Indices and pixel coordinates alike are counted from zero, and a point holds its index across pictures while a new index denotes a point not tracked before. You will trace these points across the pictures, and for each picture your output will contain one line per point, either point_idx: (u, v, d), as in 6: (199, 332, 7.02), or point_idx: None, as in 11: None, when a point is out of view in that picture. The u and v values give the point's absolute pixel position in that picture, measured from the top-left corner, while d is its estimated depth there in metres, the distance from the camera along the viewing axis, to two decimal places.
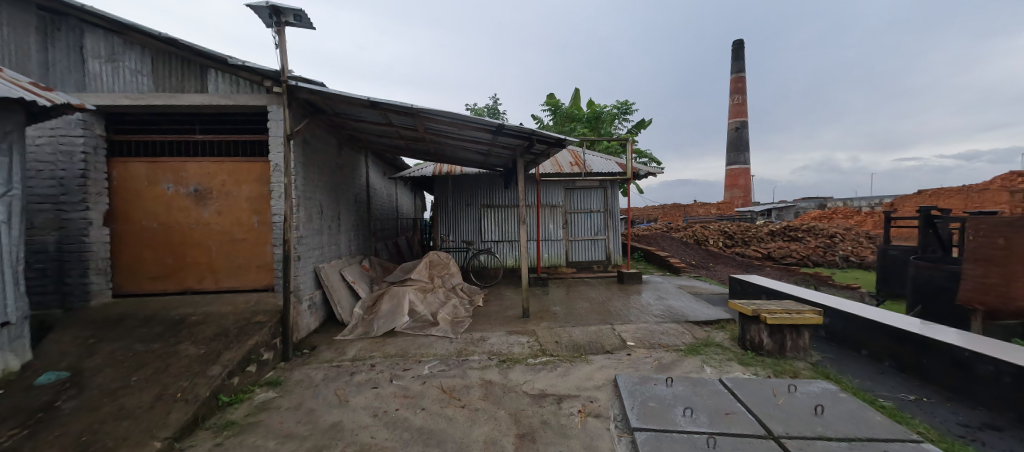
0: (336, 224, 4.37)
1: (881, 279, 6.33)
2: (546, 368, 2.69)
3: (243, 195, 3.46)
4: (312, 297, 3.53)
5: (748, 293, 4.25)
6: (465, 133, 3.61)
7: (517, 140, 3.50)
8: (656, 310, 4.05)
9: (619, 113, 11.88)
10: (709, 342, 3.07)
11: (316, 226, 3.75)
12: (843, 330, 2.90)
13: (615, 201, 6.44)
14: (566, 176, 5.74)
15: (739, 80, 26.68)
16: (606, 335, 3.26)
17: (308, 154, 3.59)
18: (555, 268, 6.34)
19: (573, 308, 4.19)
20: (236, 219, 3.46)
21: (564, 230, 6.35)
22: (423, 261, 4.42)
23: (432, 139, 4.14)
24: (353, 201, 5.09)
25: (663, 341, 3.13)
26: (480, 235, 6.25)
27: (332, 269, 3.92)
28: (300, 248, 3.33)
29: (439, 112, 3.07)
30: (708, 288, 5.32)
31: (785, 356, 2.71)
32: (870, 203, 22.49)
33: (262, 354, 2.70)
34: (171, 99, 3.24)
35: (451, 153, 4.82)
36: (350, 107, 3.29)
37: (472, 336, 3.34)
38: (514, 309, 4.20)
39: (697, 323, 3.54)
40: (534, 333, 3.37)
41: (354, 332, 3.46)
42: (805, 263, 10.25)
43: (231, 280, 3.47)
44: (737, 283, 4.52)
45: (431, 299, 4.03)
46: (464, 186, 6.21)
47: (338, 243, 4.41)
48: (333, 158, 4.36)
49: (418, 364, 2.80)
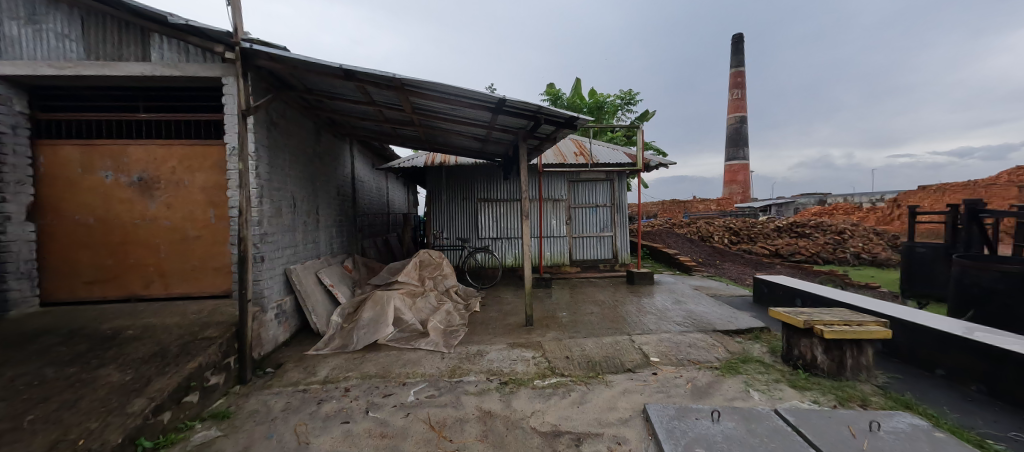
0: (313, 219, 3.85)
1: (908, 279, 6.00)
2: (557, 394, 2.21)
3: (197, 184, 2.93)
4: (281, 304, 3.03)
5: (779, 298, 3.78)
6: (459, 112, 3.07)
7: (521, 120, 2.97)
8: (675, 315, 3.58)
9: (622, 104, 11.38)
10: (747, 359, 2.60)
11: (285, 222, 3.23)
12: (909, 345, 2.44)
13: (623, 195, 5.94)
14: (570, 167, 5.24)
15: (739, 75, 26.31)
16: (626, 349, 2.79)
17: (274, 137, 3.06)
18: (557, 267, 5.86)
19: (583, 314, 3.71)
20: (189, 213, 2.93)
21: (567, 226, 5.86)
22: (413, 262, 3.88)
23: (421, 122, 3.61)
24: (335, 195, 4.57)
25: (692, 357, 2.65)
26: (477, 232, 5.74)
27: (307, 271, 3.40)
28: (263, 247, 2.81)
29: (426, 84, 2.54)
30: (728, 290, 4.86)
31: (844, 378, 2.26)
32: (872, 199, 22.19)
33: (209, 378, 2.18)
34: (103, 69, 2.66)
35: (444, 139, 4.28)
36: (321, 79, 2.74)
37: (468, 350, 2.85)
38: (516, 316, 3.71)
39: (727, 332, 3.08)
40: (540, 346, 2.89)
41: (331, 346, 2.96)
42: (814, 260, 9.86)
43: (184, 286, 2.95)
44: (763, 285, 4.06)
45: (422, 305, 3.53)
46: (460, 177, 5.69)
47: (317, 242, 3.90)
48: (310, 144, 3.83)
49: (402, 388, 2.31)
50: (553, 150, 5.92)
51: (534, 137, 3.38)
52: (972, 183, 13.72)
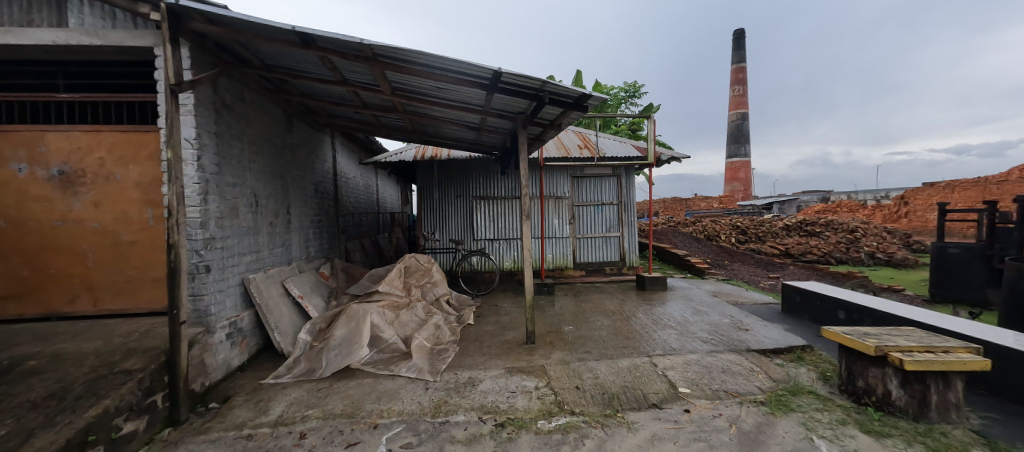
0: (283, 220, 3.37)
1: (937, 283, 5.57)
2: (569, 442, 1.71)
3: (132, 179, 2.44)
4: (235, 321, 2.55)
5: (817, 309, 3.31)
6: (445, 91, 2.56)
7: (521, 100, 2.46)
8: (699, 329, 3.11)
9: (626, 97, 10.89)
10: (797, 390, 2.14)
11: (243, 224, 2.74)
12: (1006, 376, 1.96)
13: (631, 191, 5.45)
14: (575, 162, 4.75)
15: (739, 71, 25.92)
16: (649, 377, 2.30)
17: (226, 122, 2.56)
18: (560, 271, 5.39)
19: (591, 327, 3.23)
20: (122, 213, 2.44)
21: (570, 225, 5.38)
22: (396, 269, 3.39)
23: (404, 107, 3.11)
24: (312, 192, 4.07)
25: (729, 387, 2.18)
26: (472, 233, 5.26)
27: (270, 281, 2.92)
28: (208, 254, 2.32)
29: (403, 54, 2.04)
30: (750, 296, 4.39)
31: (929, 419, 1.78)
32: (878, 197, 21.75)
33: (120, 426, 1.68)
34: (4, 36, 2.13)
35: (434, 129, 3.79)
36: (277, 49, 2.23)
37: (458, 377, 2.37)
38: (515, 331, 3.23)
39: (763, 353, 2.63)
40: (544, 372, 2.40)
41: (294, 372, 2.47)
42: (827, 260, 9.41)
43: (119, 301, 2.48)
44: (795, 294, 3.59)
45: (406, 319, 3.06)
46: (453, 173, 5.20)
47: (287, 246, 3.42)
48: (278, 133, 3.33)
49: (372, 434, 1.81)
50: (555, 143, 5.44)
51: (535, 122, 2.88)
52: (983, 179, 13.30)
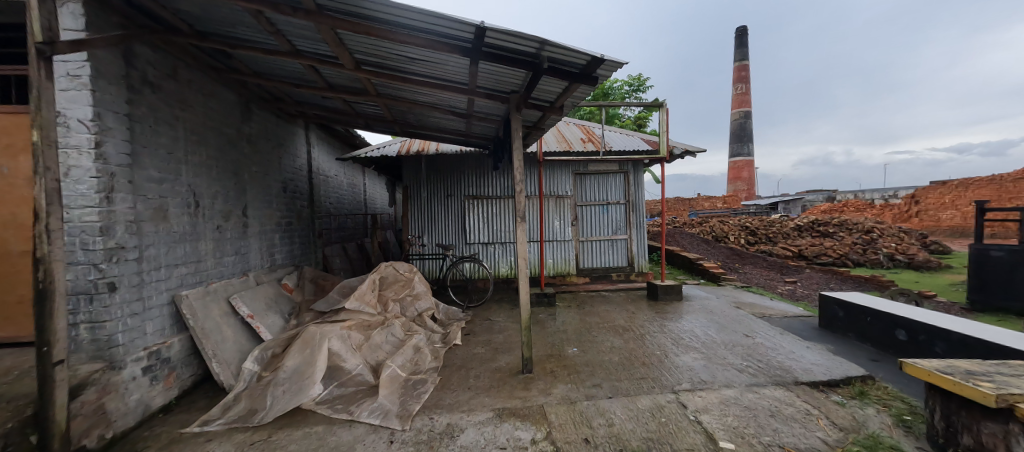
0: (237, 223, 2.87)
1: (978, 289, 5.06)
2: None
3: (24, 172, 1.95)
4: (158, 351, 2.04)
5: (868, 326, 2.80)
6: (419, 63, 2.06)
7: (513, 71, 1.94)
8: (728, 351, 2.61)
9: (630, 91, 10.41)
10: (874, 444, 1.61)
11: (175, 229, 2.23)
12: None
13: (640, 189, 4.94)
14: (577, 156, 4.24)
15: (741, 69, 25.38)
16: (679, 426, 1.77)
17: (148, 103, 2.05)
18: (562, 278, 4.88)
19: (599, 350, 2.72)
20: (11, 216, 1.94)
21: (572, 227, 4.87)
22: (369, 280, 2.87)
23: (376, 88, 2.61)
24: (279, 191, 3.57)
25: (783, 438, 1.66)
26: (464, 236, 4.76)
27: (213, 298, 2.41)
28: (115, 269, 1.81)
29: (355, 5, 1.53)
30: (777, 308, 3.87)
31: None
32: (884, 196, 21.31)
33: None
34: None
35: (418, 117, 3.29)
36: (196, 2, 1.72)
37: (433, 425, 1.84)
38: (509, 355, 2.71)
39: (815, 387, 2.12)
40: (543, 415, 1.88)
41: (229, 415, 1.96)
42: (844, 263, 8.87)
43: (10, 327, 1.99)
44: (839, 309, 3.07)
45: (378, 341, 2.55)
46: (443, 170, 4.70)
47: (242, 254, 2.91)
48: (231, 122, 2.83)
49: None
50: (555, 136, 4.93)
51: (533, 103, 2.36)
52: (999, 176, 12.80)
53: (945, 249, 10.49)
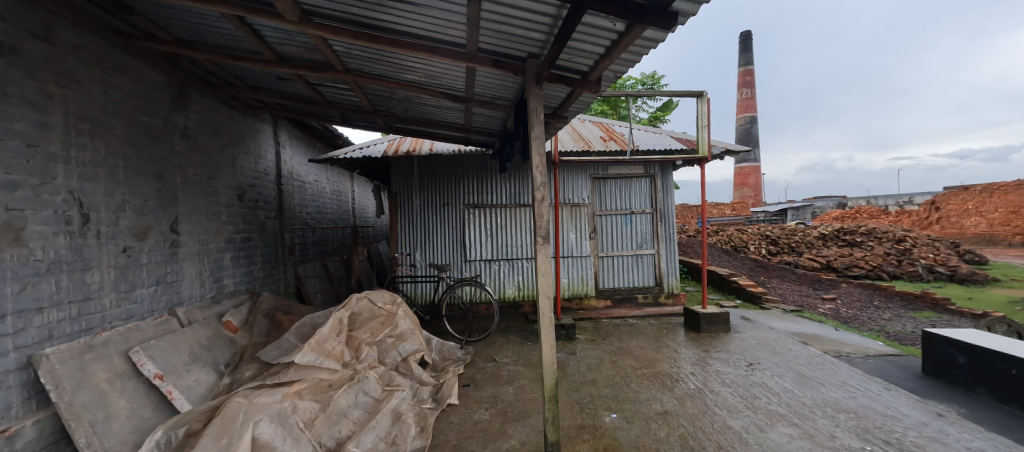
0: (161, 243, 2.18)
1: None
2: None
3: None
4: None
5: (1010, 383, 2.04)
6: (392, 7, 1.37)
7: (535, 9, 1.24)
8: (829, 421, 1.87)
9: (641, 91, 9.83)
10: None
11: (38, 258, 1.50)
12: None
13: (668, 195, 4.24)
14: (598, 156, 3.55)
15: (746, 74, 24.97)
16: None
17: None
18: (579, 301, 4.14)
19: (648, 418, 1.97)
20: None
21: (590, 241, 4.15)
22: (332, 320, 2.15)
23: (342, 60, 1.94)
24: (233, 200, 2.89)
25: None
26: (463, 253, 4.05)
27: (101, 353, 1.68)
28: None
29: None
30: (853, 344, 3.11)
31: None
32: (900, 202, 20.46)
33: None
34: None
35: (405, 105, 2.61)
36: None
37: None
38: (523, 427, 1.96)
39: None
40: None
41: None
42: (879, 275, 8.07)
43: None
44: (962, 354, 2.31)
45: (340, 410, 1.81)
46: (439, 174, 4.01)
47: (166, 284, 2.22)
48: (153, 109, 2.15)
49: None
50: (569, 134, 4.25)
51: (559, 74, 1.68)
52: None
53: (982, 259, 9.66)
